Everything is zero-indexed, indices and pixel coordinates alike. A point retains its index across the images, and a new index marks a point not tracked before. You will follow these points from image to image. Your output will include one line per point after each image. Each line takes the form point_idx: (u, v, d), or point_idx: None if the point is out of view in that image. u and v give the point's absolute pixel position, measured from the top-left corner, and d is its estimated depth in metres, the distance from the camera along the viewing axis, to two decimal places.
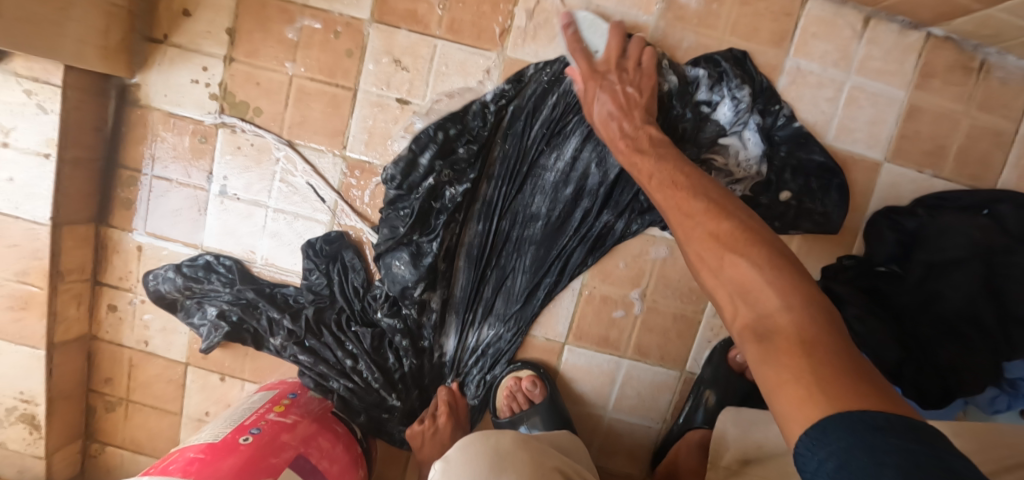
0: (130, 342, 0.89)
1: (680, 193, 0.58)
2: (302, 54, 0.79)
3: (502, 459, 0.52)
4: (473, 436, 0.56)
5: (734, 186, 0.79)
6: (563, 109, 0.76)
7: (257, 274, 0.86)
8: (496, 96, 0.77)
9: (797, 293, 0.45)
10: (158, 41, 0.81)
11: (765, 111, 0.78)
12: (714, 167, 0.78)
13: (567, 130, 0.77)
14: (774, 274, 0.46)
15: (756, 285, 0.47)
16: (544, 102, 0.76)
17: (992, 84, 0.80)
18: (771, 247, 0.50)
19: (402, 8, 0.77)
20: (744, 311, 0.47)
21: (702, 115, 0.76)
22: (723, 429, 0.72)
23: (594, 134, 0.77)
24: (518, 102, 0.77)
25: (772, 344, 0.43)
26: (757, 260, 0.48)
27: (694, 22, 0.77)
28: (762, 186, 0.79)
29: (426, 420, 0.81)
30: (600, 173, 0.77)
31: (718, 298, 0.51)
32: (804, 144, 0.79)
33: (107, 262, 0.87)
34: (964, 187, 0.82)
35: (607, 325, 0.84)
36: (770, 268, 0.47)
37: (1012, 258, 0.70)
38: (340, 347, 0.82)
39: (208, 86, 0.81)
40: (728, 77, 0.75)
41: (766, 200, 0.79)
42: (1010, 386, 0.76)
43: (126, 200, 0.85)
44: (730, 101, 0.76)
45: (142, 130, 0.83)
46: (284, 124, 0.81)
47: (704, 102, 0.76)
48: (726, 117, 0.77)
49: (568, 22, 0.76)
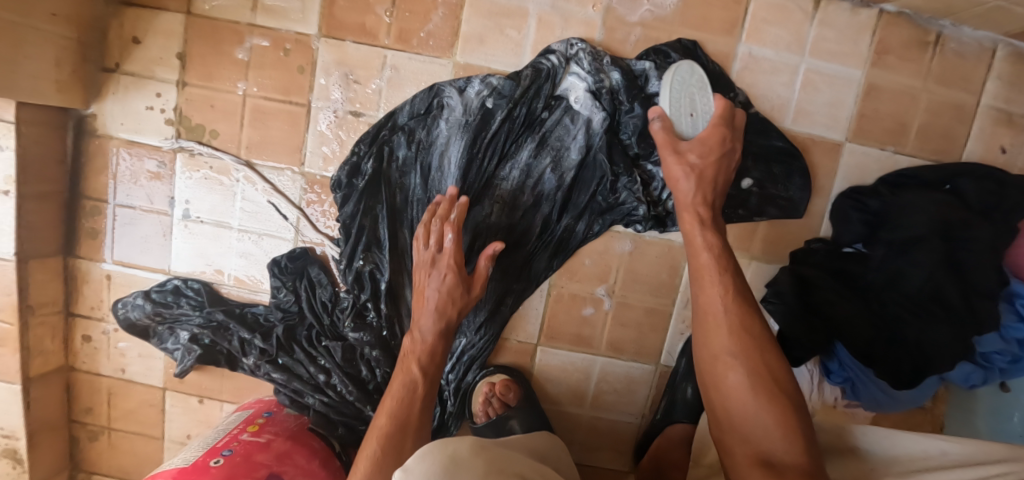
0: (107, 370, 0.90)
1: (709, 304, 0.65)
2: (253, 74, 0.79)
3: (460, 466, 0.50)
4: (430, 445, 0.53)
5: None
6: (513, 112, 0.75)
7: (226, 295, 0.86)
8: (448, 106, 0.77)
9: (797, 431, 0.57)
10: (111, 70, 0.81)
11: (721, 101, 0.78)
12: None
13: (521, 138, 0.77)
14: (775, 411, 0.58)
15: (767, 424, 0.58)
16: (494, 110, 0.76)
17: (949, 56, 0.79)
18: (790, 399, 0.59)
19: (350, 21, 0.77)
20: (740, 435, 0.60)
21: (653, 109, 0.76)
22: (707, 428, 0.74)
23: (547, 140, 0.77)
24: (468, 114, 0.76)
25: (775, 470, 0.55)
26: (775, 404, 0.59)
27: (644, 15, 0.76)
28: None
29: (436, 282, 0.70)
30: (557, 176, 0.78)
31: (723, 413, 0.62)
32: (763, 131, 0.79)
33: (78, 293, 0.87)
34: (930, 161, 0.81)
35: (578, 324, 0.84)
36: (779, 404, 0.58)
37: (971, 232, 0.70)
38: (313, 362, 0.82)
39: (163, 112, 0.81)
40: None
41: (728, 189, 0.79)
42: (984, 360, 0.76)
43: (92, 230, 0.85)
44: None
45: (102, 160, 0.83)
46: (242, 144, 0.81)
47: (656, 94, 0.76)
48: None
49: (517, 24, 0.76)
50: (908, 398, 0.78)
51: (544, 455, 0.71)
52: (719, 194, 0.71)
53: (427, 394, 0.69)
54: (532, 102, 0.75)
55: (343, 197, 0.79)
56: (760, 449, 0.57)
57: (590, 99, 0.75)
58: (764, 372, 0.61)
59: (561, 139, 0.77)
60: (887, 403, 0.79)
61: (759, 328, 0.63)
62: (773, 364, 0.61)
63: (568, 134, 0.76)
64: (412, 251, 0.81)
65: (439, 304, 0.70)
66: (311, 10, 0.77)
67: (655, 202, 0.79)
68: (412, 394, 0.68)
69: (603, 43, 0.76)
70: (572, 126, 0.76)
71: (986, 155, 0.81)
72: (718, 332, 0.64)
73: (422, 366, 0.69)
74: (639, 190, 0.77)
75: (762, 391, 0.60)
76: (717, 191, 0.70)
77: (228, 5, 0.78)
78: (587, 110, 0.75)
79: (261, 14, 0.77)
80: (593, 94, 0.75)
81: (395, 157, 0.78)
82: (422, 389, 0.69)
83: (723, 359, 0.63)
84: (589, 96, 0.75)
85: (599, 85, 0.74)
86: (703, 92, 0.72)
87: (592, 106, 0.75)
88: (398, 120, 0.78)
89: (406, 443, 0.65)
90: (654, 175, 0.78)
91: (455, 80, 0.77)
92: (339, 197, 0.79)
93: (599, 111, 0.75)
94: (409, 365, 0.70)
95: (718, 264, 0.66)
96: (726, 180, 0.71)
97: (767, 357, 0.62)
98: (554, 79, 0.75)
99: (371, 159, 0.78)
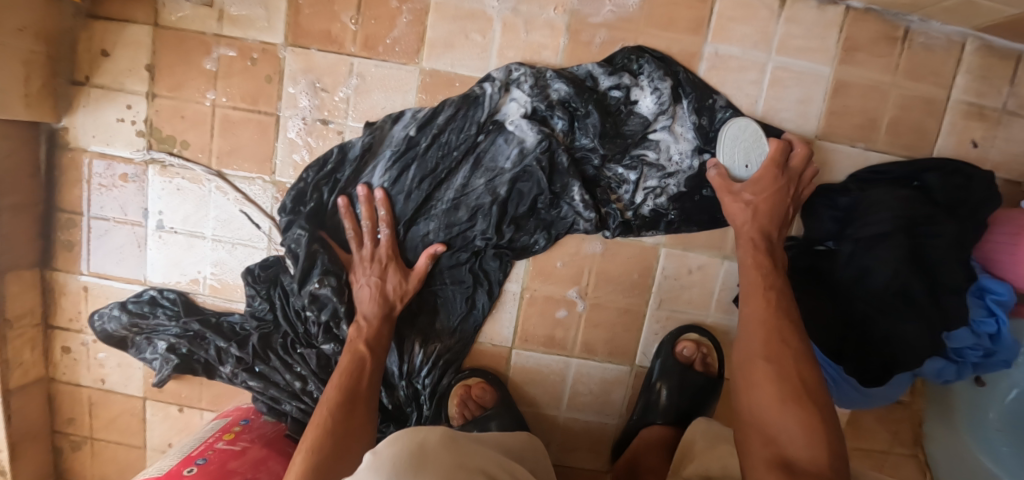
0: (87, 381, 0.90)
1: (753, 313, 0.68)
2: (222, 84, 0.79)
3: (427, 454, 0.51)
4: (399, 434, 0.54)
5: (668, 180, 0.79)
6: (445, 135, 0.77)
7: (201, 305, 0.86)
8: (380, 138, 0.78)
9: (822, 442, 0.58)
10: (81, 83, 0.81)
11: (701, 108, 0.77)
12: (644, 162, 0.78)
13: (456, 163, 0.77)
14: (803, 421, 0.60)
15: (794, 430, 0.60)
16: (420, 139, 0.77)
17: (917, 51, 0.78)
18: (818, 414, 0.61)
19: (316, 29, 0.77)
20: (764, 436, 0.61)
21: (604, 117, 0.76)
22: (691, 439, 0.74)
23: (482, 160, 0.77)
24: (402, 139, 0.78)
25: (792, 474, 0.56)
26: (805, 413, 0.60)
27: (609, 17, 0.76)
28: (698, 179, 0.79)
29: (375, 273, 0.78)
30: (496, 196, 0.78)
31: (749, 413, 0.64)
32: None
33: (56, 305, 0.88)
34: (900, 157, 0.81)
35: (552, 326, 0.85)
36: (810, 413, 0.60)
37: (935, 227, 0.70)
38: (289, 369, 0.83)
39: (134, 123, 0.81)
40: (606, 81, 0.76)
41: (706, 192, 0.79)
42: (956, 356, 0.76)
43: (67, 242, 0.86)
44: (649, 92, 0.76)
45: (75, 173, 0.84)
46: (213, 154, 0.81)
47: (622, 96, 0.76)
48: (649, 109, 0.76)
49: (482, 29, 0.76)
50: (882, 396, 0.79)
51: (521, 456, 0.71)
52: (777, 225, 0.74)
53: (374, 371, 0.74)
54: (461, 129, 0.77)
55: (287, 222, 0.80)
56: (784, 454, 0.58)
57: (526, 122, 0.76)
58: (796, 381, 0.63)
59: (496, 161, 0.77)
60: (861, 400, 0.80)
61: (795, 340, 0.66)
62: (808, 378, 0.64)
63: (504, 155, 0.77)
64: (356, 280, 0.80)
65: (379, 293, 0.78)
66: (277, 19, 0.77)
67: (628, 206, 0.80)
68: (359, 372, 0.73)
69: (568, 47, 0.77)
70: (507, 148, 0.77)
71: (958, 149, 0.81)
72: (757, 337, 0.67)
73: (369, 345, 0.75)
74: (586, 196, 0.77)
75: (793, 396, 0.62)
76: (778, 220, 0.74)
77: (195, 16, 0.78)
78: (522, 131, 0.76)
79: (228, 24, 0.78)
80: (524, 116, 0.76)
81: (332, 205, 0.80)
82: (370, 365, 0.74)
83: (757, 364, 0.66)
84: (523, 118, 0.76)
85: (539, 98, 0.75)
86: (758, 141, 0.77)
87: (528, 126, 0.76)
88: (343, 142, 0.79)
89: (356, 411, 0.70)
90: (626, 178, 0.79)
91: (388, 114, 0.78)
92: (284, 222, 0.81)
93: (533, 132, 0.76)
94: (357, 344, 0.75)
95: (766, 280, 0.70)
96: (786, 214, 0.75)
97: (804, 370, 0.64)
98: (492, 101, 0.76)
99: (314, 195, 0.80)
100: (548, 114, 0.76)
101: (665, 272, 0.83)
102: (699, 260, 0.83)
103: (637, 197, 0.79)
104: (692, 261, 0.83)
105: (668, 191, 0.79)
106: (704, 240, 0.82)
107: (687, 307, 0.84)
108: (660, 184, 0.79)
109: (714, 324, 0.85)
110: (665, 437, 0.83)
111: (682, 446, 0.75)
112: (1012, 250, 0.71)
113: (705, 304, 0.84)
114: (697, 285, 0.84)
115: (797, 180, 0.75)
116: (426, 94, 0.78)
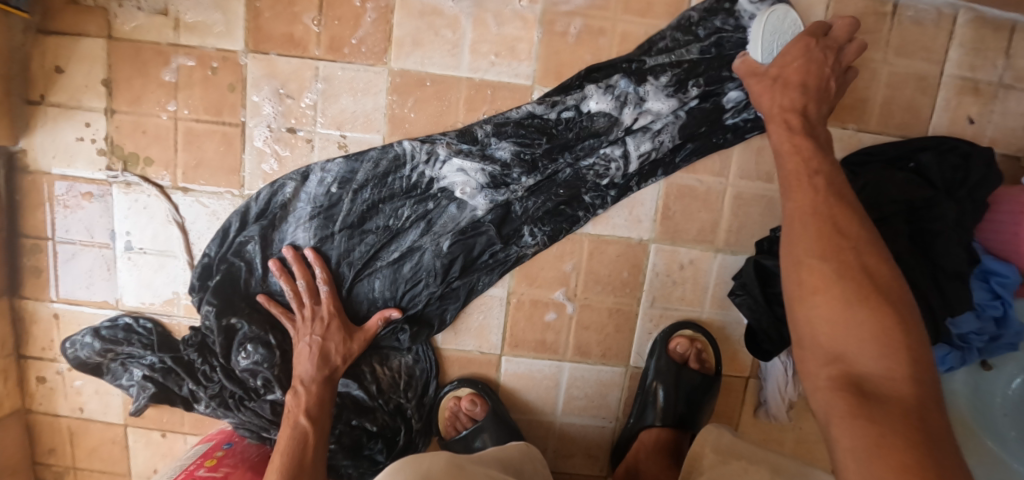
0: (65, 410, 0.87)
1: (800, 207, 0.55)
2: (183, 95, 0.76)
3: None
4: (398, 462, 0.54)
5: (660, 137, 0.74)
6: (371, 188, 0.76)
7: (177, 329, 0.83)
8: (299, 200, 0.77)
9: (898, 349, 0.46)
10: (37, 102, 0.78)
11: (656, 66, 0.73)
12: (625, 133, 0.74)
13: (384, 215, 0.77)
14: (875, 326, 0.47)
15: (864, 338, 0.47)
16: (339, 195, 0.76)
17: (907, 26, 0.75)
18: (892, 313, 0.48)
19: (277, 32, 0.73)
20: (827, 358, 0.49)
21: (546, 163, 0.75)
22: (700, 451, 0.71)
23: (430, 224, 0.77)
24: (324, 195, 0.76)
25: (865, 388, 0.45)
26: (877, 314, 0.47)
27: (583, 6, 0.72)
28: (689, 125, 0.74)
29: (317, 332, 0.75)
30: (439, 258, 0.78)
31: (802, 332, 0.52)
32: (722, 58, 0.73)
33: (28, 334, 0.84)
34: (894, 137, 0.78)
35: (541, 330, 0.82)
36: (880, 313, 0.48)
37: (932, 213, 0.67)
38: (264, 400, 0.79)
39: (94, 141, 0.78)
40: (545, 132, 0.74)
41: (710, 127, 0.75)
42: (962, 342, 0.72)
43: (35, 269, 0.82)
44: (602, 94, 0.73)
45: (37, 196, 0.80)
46: (179, 169, 0.78)
47: (578, 112, 0.74)
48: (609, 110, 0.74)
49: (451, 25, 0.73)
50: None
51: (520, 468, 0.68)
52: (815, 99, 0.62)
53: (318, 441, 0.72)
54: (392, 188, 0.76)
55: (200, 300, 0.80)
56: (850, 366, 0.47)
57: (456, 166, 0.75)
58: (857, 277, 0.50)
59: (430, 210, 0.77)
60: None
61: (856, 230, 0.53)
62: (874, 275, 0.50)
63: (445, 215, 0.77)
64: (285, 346, 0.79)
65: (318, 352, 0.74)
66: (235, 24, 0.73)
67: (625, 175, 0.76)
68: (303, 445, 0.71)
69: (542, 40, 0.73)
70: (447, 207, 0.77)
71: (953, 127, 0.78)
72: (803, 235, 0.54)
73: (311, 416, 0.72)
74: (535, 242, 0.78)
75: (855, 296, 0.49)
76: (818, 89, 0.62)
77: (150, 25, 0.74)
78: (450, 176, 0.75)
79: (185, 33, 0.74)
80: (465, 180, 0.75)
81: (258, 268, 0.79)
82: (314, 438, 0.71)
83: (808, 264, 0.52)
84: (447, 164, 0.75)
85: (481, 158, 0.75)
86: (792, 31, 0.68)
87: (475, 190, 0.76)
88: (252, 205, 0.77)
89: None
90: (610, 153, 0.75)
91: (296, 170, 0.76)
92: (201, 284, 0.79)
93: (462, 174, 0.75)
94: (297, 415, 0.72)
95: (810, 166, 0.57)
96: (828, 83, 0.62)
97: (865, 262, 0.51)
98: (425, 162, 0.75)
99: (222, 264, 0.79)
100: (473, 158, 0.75)
101: (655, 269, 0.80)
102: (690, 255, 0.80)
103: (632, 164, 0.75)
104: (682, 256, 0.80)
105: (663, 146, 0.75)
106: (694, 234, 0.79)
107: (679, 304, 0.81)
108: (655, 142, 0.75)
109: (709, 320, 0.83)
110: (663, 438, 0.81)
111: (689, 458, 0.72)
112: (1015, 228, 0.70)
113: (698, 300, 0.81)
114: (690, 281, 0.81)
115: (839, 49, 0.64)
116: (397, 95, 0.75)
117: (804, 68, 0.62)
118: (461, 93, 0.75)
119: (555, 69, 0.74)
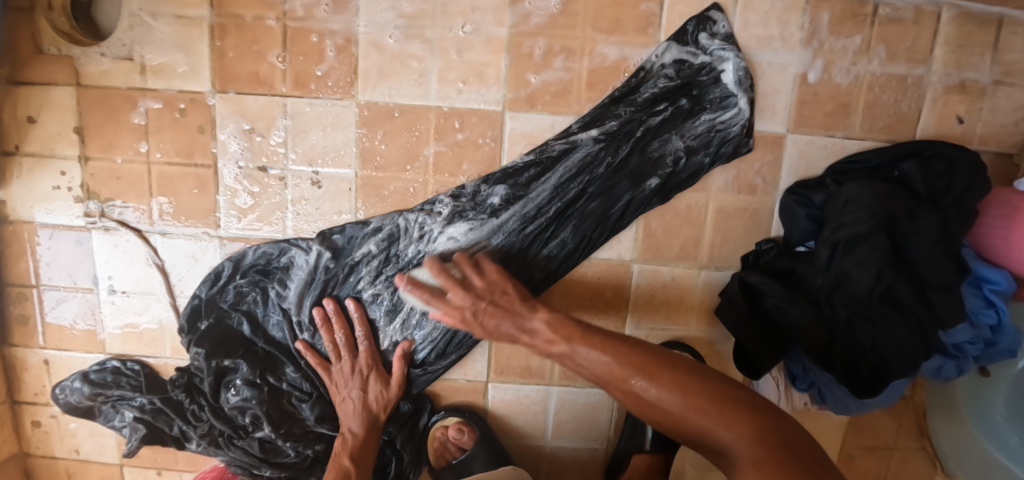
0: (62, 452, 0.88)
1: (604, 359, 0.58)
2: (154, 138, 0.75)
3: None
4: None
5: (631, 183, 0.74)
6: (362, 243, 0.77)
7: (163, 372, 0.83)
8: (292, 258, 0.77)
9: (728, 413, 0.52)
10: (12, 153, 0.78)
11: (619, 99, 0.72)
12: (599, 178, 0.74)
13: (376, 267, 0.77)
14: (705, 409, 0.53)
15: (712, 426, 0.53)
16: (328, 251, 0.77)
17: (888, 26, 0.72)
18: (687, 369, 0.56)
19: (243, 71, 0.73)
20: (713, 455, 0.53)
21: (531, 208, 0.74)
22: None
23: (418, 276, 0.77)
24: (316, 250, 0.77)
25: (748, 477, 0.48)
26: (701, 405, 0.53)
27: (548, 26, 0.71)
28: (656, 163, 0.74)
29: (357, 385, 0.77)
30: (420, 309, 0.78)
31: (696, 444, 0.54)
32: (685, 101, 0.72)
33: (20, 380, 0.85)
34: (879, 142, 0.75)
35: (526, 356, 0.81)
36: (705, 406, 0.53)
37: (914, 225, 0.64)
38: (254, 439, 0.79)
39: (70, 190, 0.78)
40: (531, 186, 0.74)
41: (673, 167, 0.74)
42: (955, 351, 0.70)
43: (22, 316, 0.83)
44: (587, 137, 0.73)
45: (20, 246, 0.81)
46: (155, 212, 0.78)
47: (562, 154, 0.73)
48: (585, 154, 0.73)
49: (418, 54, 0.72)
50: (877, 401, 0.73)
51: None
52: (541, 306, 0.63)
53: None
54: (376, 270, 0.77)
55: (188, 342, 0.80)
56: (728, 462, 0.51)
57: (445, 218, 0.75)
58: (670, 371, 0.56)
59: (420, 263, 0.77)
60: (858, 406, 0.74)
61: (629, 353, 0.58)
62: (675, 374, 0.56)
63: None
64: (276, 384, 0.79)
65: (363, 405, 0.77)
66: (200, 65, 0.73)
67: (596, 224, 0.75)
68: None
69: (509, 65, 0.72)
70: None
71: (941, 127, 0.75)
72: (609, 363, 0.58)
73: (353, 458, 0.74)
74: (523, 286, 0.77)
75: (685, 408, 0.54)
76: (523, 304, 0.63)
77: (115, 71, 0.74)
78: (438, 230, 0.75)
79: (152, 76, 0.74)
80: (458, 246, 0.76)
81: (247, 320, 0.79)
82: None
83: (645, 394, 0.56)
84: (435, 216, 0.75)
85: (468, 206, 0.75)
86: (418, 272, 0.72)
87: None
88: (239, 254, 0.78)
89: None
90: (590, 198, 0.74)
91: (295, 232, 0.77)
92: (188, 325, 0.80)
93: (447, 224, 0.75)
94: (341, 458, 0.74)
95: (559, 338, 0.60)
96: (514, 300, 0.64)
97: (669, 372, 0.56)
98: (410, 245, 0.76)
99: (212, 307, 0.79)
100: (461, 206, 0.75)
101: (639, 289, 0.79)
102: (673, 272, 0.78)
103: (608, 212, 0.75)
104: (666, 275, 0.79)
105: (635, 189, 0.74)
106: (677, 251, 0.78)
107: (665, 323, 0.80)
108: (627, 185, 0.74)
109: (698, 338, 0.81)
110: (654, 464, 0.79)
111: None
112: (1005, 234, 0.67)
113: (686, 318, 0.80)
114: (675, 299, 0.79)
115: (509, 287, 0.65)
116: (366, 128, 0.74)
117: (491, 309, 0.63)
118: (430, 123, 0.74)
119: (524, 92, 0.73)
